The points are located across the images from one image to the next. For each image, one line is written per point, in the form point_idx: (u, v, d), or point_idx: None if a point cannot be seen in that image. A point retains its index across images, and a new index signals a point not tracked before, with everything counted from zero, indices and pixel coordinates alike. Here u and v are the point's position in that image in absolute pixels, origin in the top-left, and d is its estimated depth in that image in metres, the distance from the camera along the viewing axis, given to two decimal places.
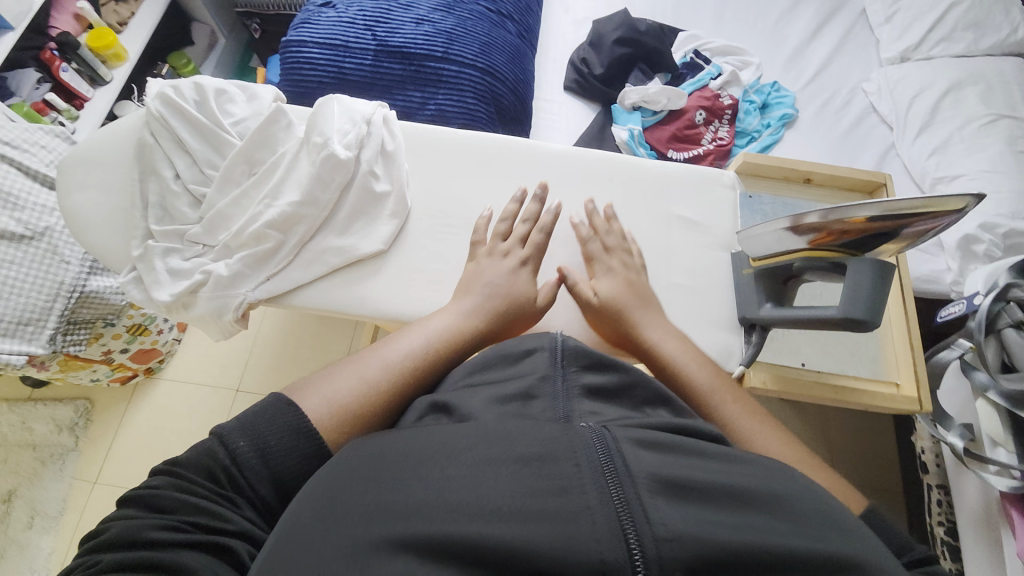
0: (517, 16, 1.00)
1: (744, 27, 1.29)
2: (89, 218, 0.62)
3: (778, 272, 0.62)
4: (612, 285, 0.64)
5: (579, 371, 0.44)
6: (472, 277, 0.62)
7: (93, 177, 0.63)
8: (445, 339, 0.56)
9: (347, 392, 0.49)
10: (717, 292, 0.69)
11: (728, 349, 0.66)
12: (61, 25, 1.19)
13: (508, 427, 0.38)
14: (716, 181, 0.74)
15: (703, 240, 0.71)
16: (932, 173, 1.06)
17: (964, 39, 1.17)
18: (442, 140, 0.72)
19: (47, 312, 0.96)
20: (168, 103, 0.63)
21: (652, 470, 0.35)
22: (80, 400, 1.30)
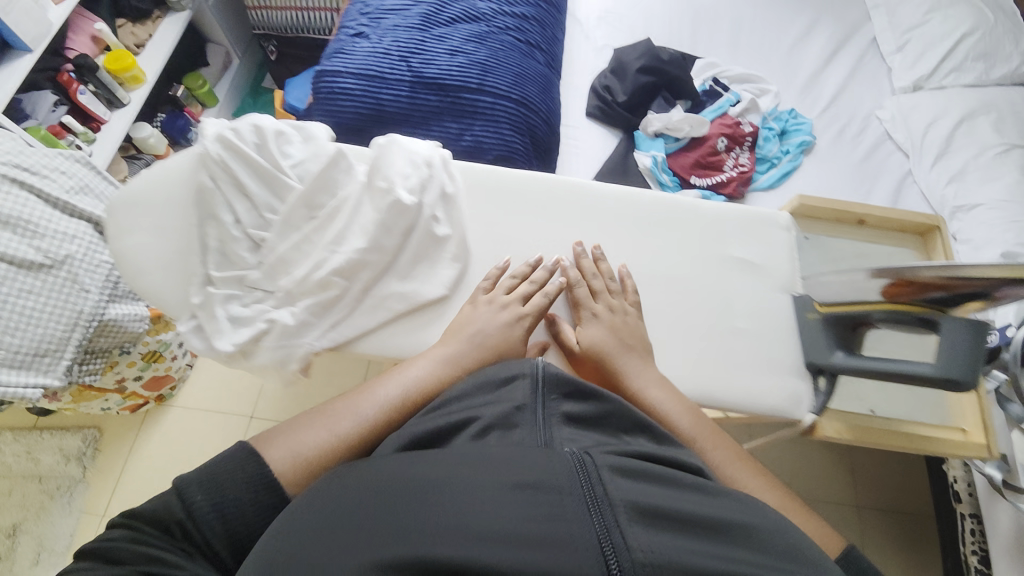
0: (544, 46, 1.02)
1: (760, 55, 1.31)
2: (143, 263, 0.61)
3: (849, 319, 0.62)
4: (596, 333, 0.62)
5: (561, 397, 0.44)
6: (462, 322, 0.61)
7: (147, 221, 0.62)
8: (423, 388, 0.55)
9: (317, 444, 0.49)
10: (779, 336, 0.68)
11: (796, 397, 0.65)
12: (78, 47, 1.17)
13: (491, 452, 0.37)
14: (772, 223, 0.73)
15: (765, 282, 0.70)
16: (951, 202, 1.08)
17: (975, 70, 1.20)
18: (499, 179, 0.72)
19: (65, 342, 0.94)
20: (229, 146, 0.62)
21: (633, 499, 0.34)
22: (88, 429, 1.27)
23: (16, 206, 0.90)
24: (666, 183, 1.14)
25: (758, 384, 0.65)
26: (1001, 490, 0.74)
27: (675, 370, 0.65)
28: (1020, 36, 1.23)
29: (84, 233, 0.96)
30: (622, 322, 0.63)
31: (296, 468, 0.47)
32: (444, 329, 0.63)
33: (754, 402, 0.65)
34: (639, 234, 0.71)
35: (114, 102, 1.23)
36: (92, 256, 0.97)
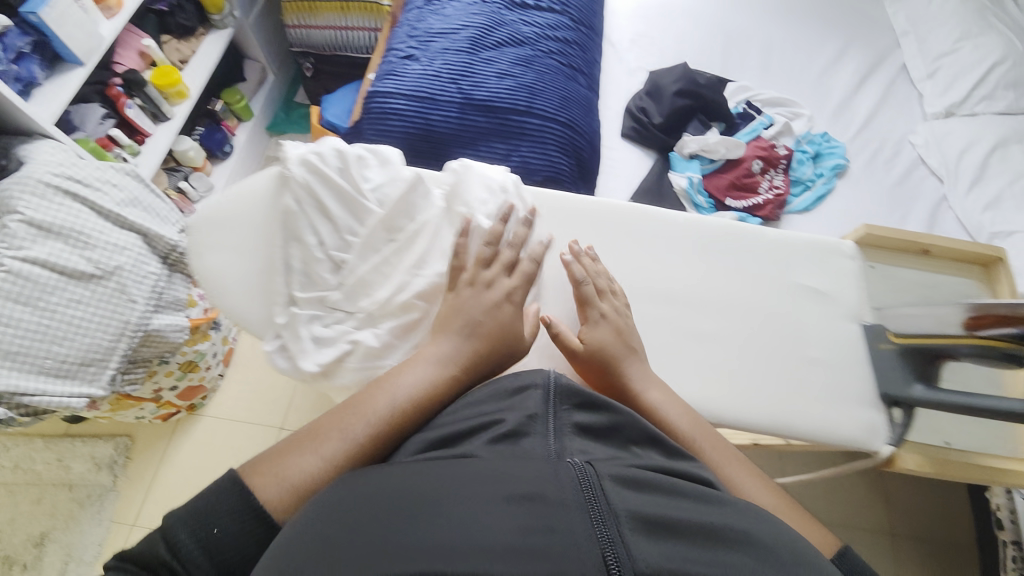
0: (586, 69, 1.04)
1: (791, 79, 1.33)
2: (226, 282, 0.64)
3: (928, 351, 0.61)
4: (600, 334, 0.62)
5: (571, 409, 0.47)
6: (453, 311, 0.59)
7: (228, 241, 0.65)
8: (415, 395, 0.52)
9: (310, 468, 0.47)
10: (855, 368, 0.68)
11: (874, 428, 0.65)
12: (126, 61, 1.19)
13: (497, 466, 0.39)
14: (837, 251, 0.73)
15: (836, 311, 0.70)
16: (988, 228, 1.10)
17: (1007, 97, 1.21)
18: (570, 204, 0.74)
19: (111, 352, 0.95)
20: (315, 170, 0.64)
21: (634, 508, 0.36)
22: (120, 437, 1.28)
23: (70, 217, 0.91)
24: (701, 205, 1.15)
25: (818, 412, 0.65)
26: None
27: (731, 394, 0.65)
28: None
29: (134, 245, 0.98)
30: (623, 325, 0.64)
31: (287, 496, 0.45)
32: (438, 320, 0.60)
33: (832, 434, 0.65)
34: (695, 259, 0.72)
35: (159, 116, 1.26)
36: (140, 268, 0.98)
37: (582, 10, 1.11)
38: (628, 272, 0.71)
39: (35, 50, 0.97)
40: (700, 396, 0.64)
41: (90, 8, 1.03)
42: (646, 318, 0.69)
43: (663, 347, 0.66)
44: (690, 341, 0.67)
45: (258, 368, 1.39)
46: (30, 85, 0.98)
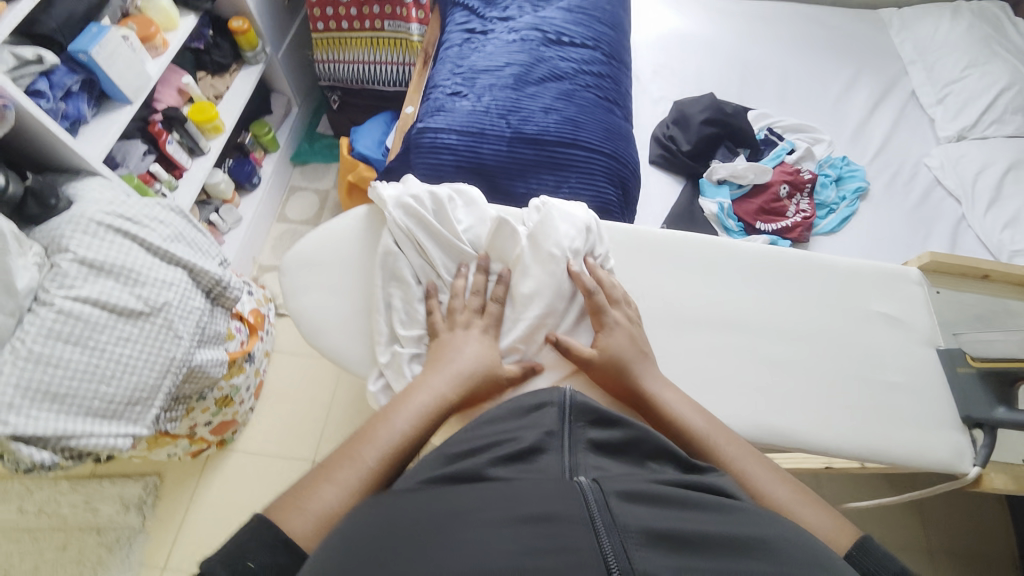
0: (620, 100, 1.08)
1: (806, 107, 1.38)
2: (326, 320, 0.73)
3: (1007, 376, 0.64)
4: (615, 340, 0.65)
5: (586, 426, 0.49)
6: (444, 347, 0.64)
7: (327, 284, 0.75)
8: (418, 420, 0.56)
9: (330, 499, 0.49)
10: (932, 390, 0.69)
11: (960, 451, 0.66)
12: (165, 98, 1.20)
13: (510, 485, 0.41)
14: (904, 278, 0.75)
15: (908, 336, 0.72)
16: (1009, 246, 1.13)
17: (1016, 121, 1.27)
18: (644, 238, 0.77)
19: (156, 390, 0.94)
20: (411, 214, 0.73)
21: (642, 524, 0.37)
22: (149, 476, 1.25)
23: (121, 256, 0.91)
24: (732, 228, 1.18)
25: (892, 435, 0.66)
26: None
27: (804, 418, 0.66)
28: None
29: (181, 281, 0.98)
30: (635, 332, 0.67)
31: (311, 528, 0.47)
32: (433, 352, 0.65)
33: (921, 457, 0.66)
34: (757, 286, 0.74)
35: (195, 150, 1.28)
36: (186, 302, 0.98)
37: (613, 45, 1.15)
38: (691, 300, 0.73)
39: (83, 88, 0.99)
40: (776, 420, 0.66)
41: (138, 47, 1.05)
42: (713, 347, 0.70)
43: (732, 372, 0.69)
44: (761, 366, 0.69)
45: (288, 400, 1.38)
46: (77, 122, 0.99)
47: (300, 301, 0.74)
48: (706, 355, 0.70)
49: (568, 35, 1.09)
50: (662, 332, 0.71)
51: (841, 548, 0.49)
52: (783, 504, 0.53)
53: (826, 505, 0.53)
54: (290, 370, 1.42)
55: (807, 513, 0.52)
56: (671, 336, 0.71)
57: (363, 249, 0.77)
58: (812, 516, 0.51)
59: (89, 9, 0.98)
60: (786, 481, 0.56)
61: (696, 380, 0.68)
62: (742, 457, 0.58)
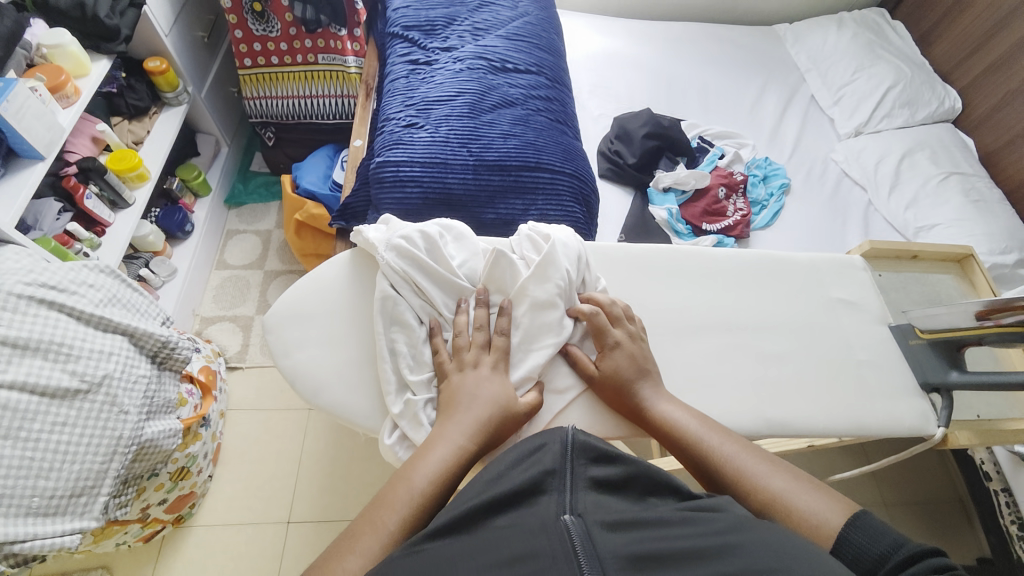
0: (569, 120, 1.12)
1: (727, 115, 1.52)
2: (320, 376, 0.70)
3: (954, 342, 0.71)
4: (616, 360, 0.69)
5: (587, 464, 0.50)
6: (454, 393, 0.63)
7: (314, 338, 0.72)
8: (434, 479, 0.55)
9: (354, 569, 0.46)
10: (895, 364, 0.77)
11: (926, 415, 0.74)
12: (79, 149, 1.10)
13: (503, 531, 0.43)
14: (852, 266, 0.84)
15: (865, 317, 0.80)
16: (913, 224, 1.29)
17: (903, 115, 1.45)
18: (623, 254, 0.80)
19: (102, 476, 0.83)
20: (405, 254, 0.71)
21: (618, 552, 0.40)
22: (96, 571, 1.10)
23: (48, 330, 0.81)
24: (681, 232, 1.26)
25: (867, 410, 0.73)
26: None
27: (792, 406, 0.72)
28: (931, 84, 1.50)
29: (121, 349, 0.87)
30: (638, 349, 0.70)
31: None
32: (442, 400, 0.64)
33: (895, 425, 0.73)
34: (731, 288, 0.80)
35: (118, 203, 1.17)
36: (130, 372, 0.87)
37: (554, 69, 1.21)
38: (674, 307, 0.77)
39: None
40: (768, 411, 0.71)
41: (48, 98, 0.96)
42: (702, 350, 0.75)
43: (722, 371, 0.73)
44: (748, 362, 0.74)
45: (252, 459, 1.27)
46: None
47: (297, 357, 0.71)
48: (701, 359, 0.74)
49: (512, 62, 1.13)
50: (656, 342, 0.74)
51: (833, 528, 0.52)
52: (779, 494, 0.55)
53: (820, 487, 0.56)
54: (250, 427, 1.31)
55: (802, 500, 0.54)
56: (665, 343, 0.75)
57: (356, 296, 0.74)
58: (807, 501, 0.54)
59: None
60: (781, 469, 0.58)
61: (692, 382, 0.72)
62: (738, 453, 0.60)
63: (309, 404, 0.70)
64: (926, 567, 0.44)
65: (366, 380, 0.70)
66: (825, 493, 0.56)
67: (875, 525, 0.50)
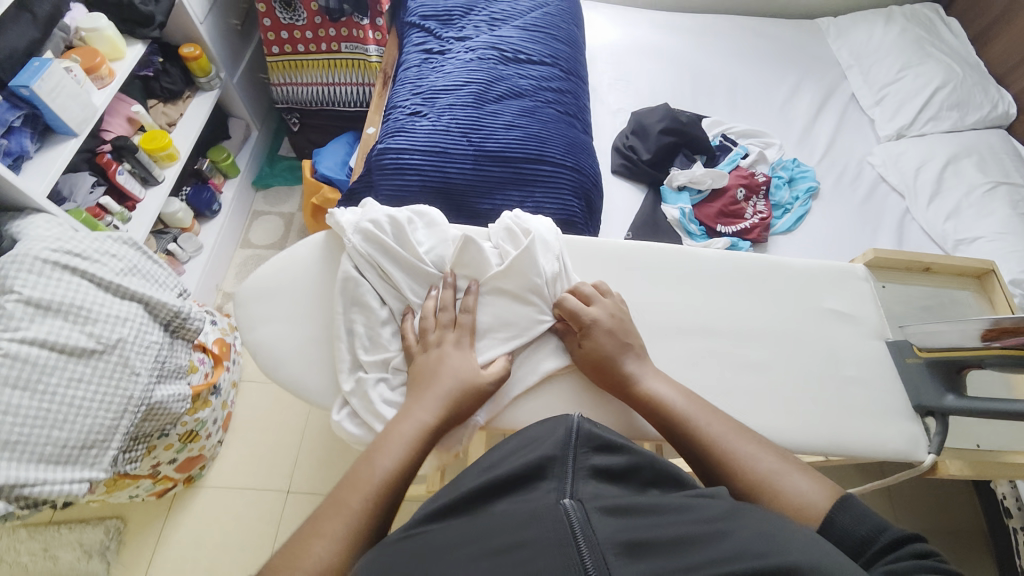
0: (580, 114, 1.10)
1: (756, 112, 1.45)
2: (279, 353, 0.73)
3: (953, 364, 0.66)
4: (599, 339, 0.68)
5: (590, 452, 0.50)
6: (428, 369, 0.64)
7: (278, 315, 0.74)
8: (401, 458, 0.56)
9: (322, 552, 0.47)
10: (886, 381, 0.72)
11: (915, 440, 0.68)
12: (115, 128, 1.19)
13: (500, 516, 0.43)
14: (852, 275, 0.79)
15: (860, 330, 0.75)
16: (953, 235, 1.19)
17: (951, 117, 1.34)
18: (600, 249, 0.79)
19: (113, 431, 0.89)
20: (372, 240, 0.73)
21: (616, 536, 0.39)
22: (111, 520, 1.19)
23: (70, 293, 0.87)
24: (694, 233, 1.21)
25: (850, 428, 0.68)
26: None
27: (766, 418, 0.68)
28: (986, 85, 1.38)
29: (136, 315, 0.93)
30: (618, 325, 0.69)
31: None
32: (412, 374, 0.65)
33: (878, 448, 0.68)
34: (717, 290, 0.76)
35: (149, 180, 1.25)
36: (143, 337, 0.93)
37: (570, 61, 1.18)
38: (653, 308, 0.75)
39: (25, 123, 0.96)
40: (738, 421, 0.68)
41: (83, 79, 1.04)
42: (678, 354, 0.72)
43: (698, 377, 0.70)
44: (727, 370, 0.71)
45: (258, 430, 1.33)
46: (19, 158, 0.96)
47: (260, 333, 0.74)
48: (674, 364, 0.72)
49: (525, 53, 1.12)
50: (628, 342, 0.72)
51: (822, 510, 0.50)
52: (770, 475, 0.53)
53: (812, 471, 0.54)
54: (259, 398, 1.37)
55: (794, 480, 0.53)
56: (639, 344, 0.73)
57: (322, 278, 0.76)
58: (799, 481, 0.52)
59: (31, 43, 0.96)
60: (774, 451, 0.56)
61: None
62: (726, 433, 0.58)
63: (267, 377, 0.72)
64: (911, 553, 0.43)
65: (324, 360, 0.72)
66: (814, 475, 0.53)
67: (861, 506, 0.48)
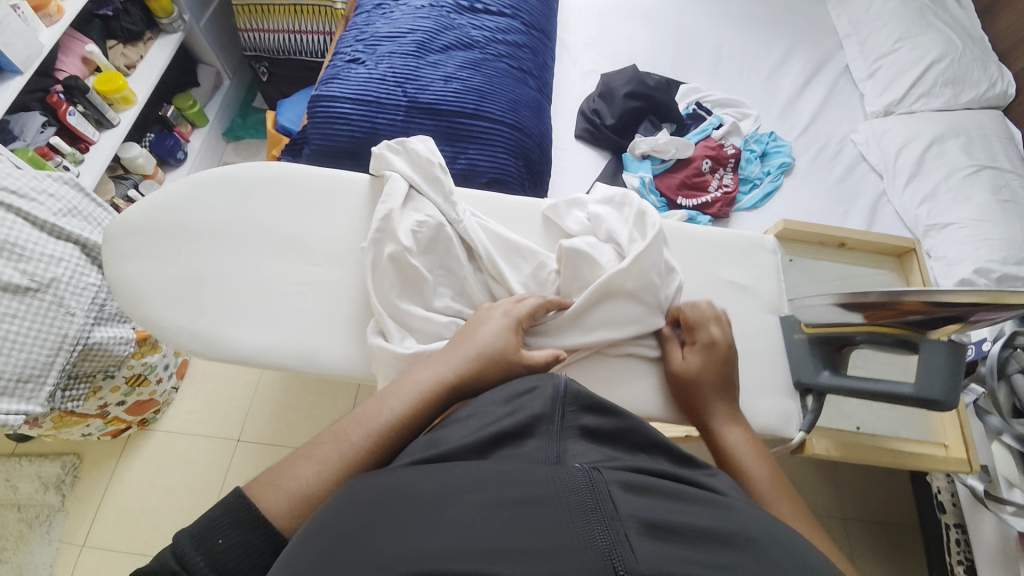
0: (537, 72, 1.04)
1: (739, 79, 1.38)
2: (139, 291, 0.70)
3: (834, 340, 0.69)
4: (697, 362, 0.67)
5: (578, 411, 0.42)
6: (471, 334, 0.64)
7: (146, 249, 0.72)
8: (410, 403, 0.56)
9: (307, 478, 0.49)
10: (771, 356, 0.73)
11: (786, 416, 0.71)
12: (69, 68, 1.17)
13: (495, 467, 0.36)
14: (758, 247, 0.80)
15: (753, 303, 0.76)
16: (925, 221, 1.14)
17: (945, 94, 1.26)
18: (514, 208, 0.81)
19: (48, 367, 0.90)
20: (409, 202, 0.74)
21: (638, 513, 0.32)
22: (68, 456, 1.24)
23: (3, 230, 0.86)
24: (653, 204, 1.17)
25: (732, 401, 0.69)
26: (983, 500, 0.84)
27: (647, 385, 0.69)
28: (987, 61, 1.29)
29: (71, 256, 0.94)
30: (724, 354, 0.68)
31: (285, 504, 0.48)
32: (462, 331, 0.65)
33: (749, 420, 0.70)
34: None
35: (103, 122, 1.24)
36: (79, 279, 0.94)
37: (535, 15, 1.11)
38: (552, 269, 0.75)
39: None
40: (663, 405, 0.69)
41: (30, 17, 1.01)
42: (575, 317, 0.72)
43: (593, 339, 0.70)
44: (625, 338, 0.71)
45: (213, 379, 1.36)
46: None
47: (126, 268, 0.71)
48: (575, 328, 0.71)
49: (482, 2, 1.05)
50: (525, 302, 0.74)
51: None
52: None
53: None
54: None
55: None
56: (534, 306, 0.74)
57: (215, 220, 0.74)
58: None
59: None
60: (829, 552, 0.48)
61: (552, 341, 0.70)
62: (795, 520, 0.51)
63: (127, 313, 0.70)
64: None
65: (193, 298, 0.71)
66: None
67: None
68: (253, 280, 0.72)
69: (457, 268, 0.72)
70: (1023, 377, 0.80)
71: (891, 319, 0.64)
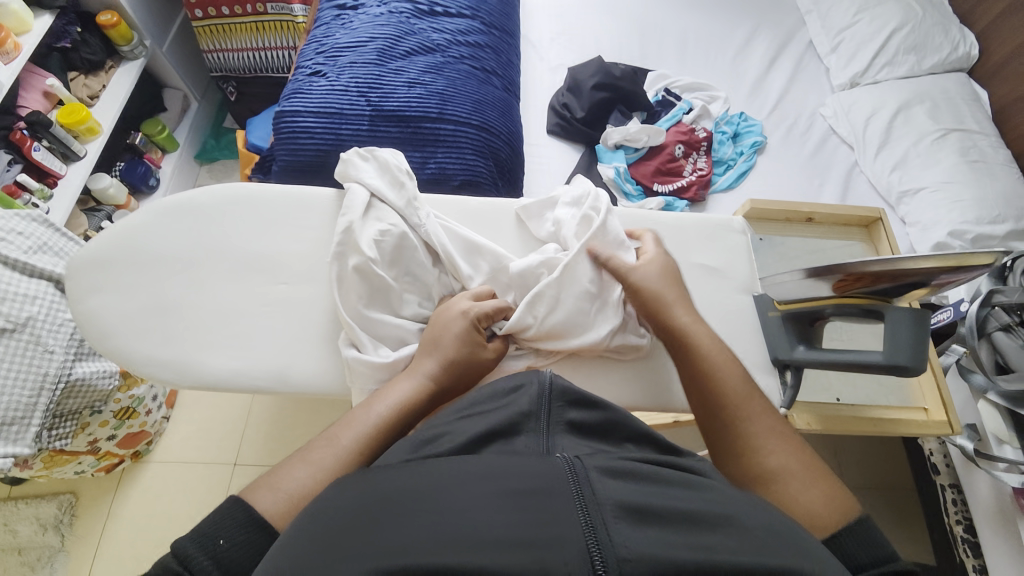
0: (500, 70, 1.04)
1: (706, 62, 1.39)
2: (103, 326, 0.69)
3: (805, 315, 0.70)
4: (649, 270, 0.70)
5: (564, 406, 0.42)
6: (437, 338, 0.64)
7: (108, 282, 0.71)
8: (396, 407, 0.56)
9: (301, 479, 0.48)
10: (749, 334, 0.75)
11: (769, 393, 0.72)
12: (30, 104, 1.16)
13: (485, 458, 0.35)
14: (729, 229, 0.81)
15: (726, 285, 0.78)
16: (897, 188, 1.15)
17: (908, 61, 1.27)
18: (488, 209, 0.81)
19: (32, 408, 0.88)
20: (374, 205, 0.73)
21: (619, 497, 0.32)
22: (64, 495, 1.23)
23: None
24: (630, 192, 1.17)
25: None
26: (974, 459, 0.86)
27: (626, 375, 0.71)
28: (947, 25, 1.30)
29: (46, 293, 0.92)
30: (669, 266, 0.72)
31: (282, 506, 0.47)
32: (428, 336, 0.65)
33: None
34: None
35: (70, 156, 1.22)
36: (55, 315, 0.92)
37: (495, 14, 1.11)
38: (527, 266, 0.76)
39: None
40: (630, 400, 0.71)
41: None
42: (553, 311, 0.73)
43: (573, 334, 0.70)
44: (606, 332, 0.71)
45: (205, 405, 1.34)
46: None
47: (92, 303, 0.70)
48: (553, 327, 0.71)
49: (441, 5, 1.04)
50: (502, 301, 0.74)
51: (821, 525, 0.47)
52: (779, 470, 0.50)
53: (826, 480, 0.50)
54: None
55: (811, 488, 0.49)
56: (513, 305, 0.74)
57: (177, 247, 0.73)
58: (810, 488, 0.49)
59: None
60: (793, 444, 0.53)
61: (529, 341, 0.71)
62: (764, 417, 0.55)
63: (94, 348, 0.69)
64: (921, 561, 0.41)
65: (158, 326, 0.70)
66: (825, 484, 0.49)
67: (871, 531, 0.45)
68: (224, 303, 0.71)
69: (422, 274, 0.72)
70: (1004, 335, 0.82)
71: (859, 290, 0.66)
